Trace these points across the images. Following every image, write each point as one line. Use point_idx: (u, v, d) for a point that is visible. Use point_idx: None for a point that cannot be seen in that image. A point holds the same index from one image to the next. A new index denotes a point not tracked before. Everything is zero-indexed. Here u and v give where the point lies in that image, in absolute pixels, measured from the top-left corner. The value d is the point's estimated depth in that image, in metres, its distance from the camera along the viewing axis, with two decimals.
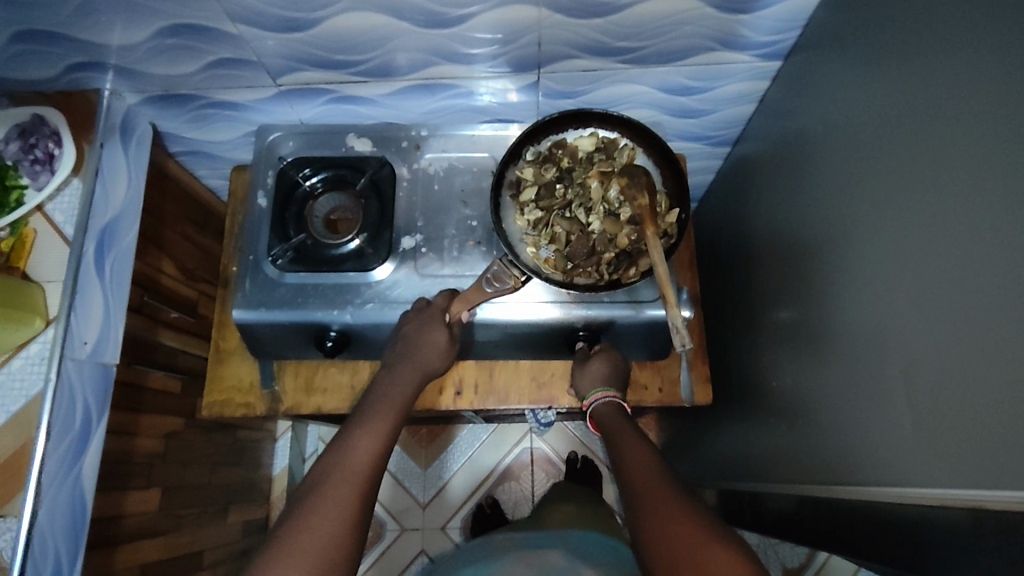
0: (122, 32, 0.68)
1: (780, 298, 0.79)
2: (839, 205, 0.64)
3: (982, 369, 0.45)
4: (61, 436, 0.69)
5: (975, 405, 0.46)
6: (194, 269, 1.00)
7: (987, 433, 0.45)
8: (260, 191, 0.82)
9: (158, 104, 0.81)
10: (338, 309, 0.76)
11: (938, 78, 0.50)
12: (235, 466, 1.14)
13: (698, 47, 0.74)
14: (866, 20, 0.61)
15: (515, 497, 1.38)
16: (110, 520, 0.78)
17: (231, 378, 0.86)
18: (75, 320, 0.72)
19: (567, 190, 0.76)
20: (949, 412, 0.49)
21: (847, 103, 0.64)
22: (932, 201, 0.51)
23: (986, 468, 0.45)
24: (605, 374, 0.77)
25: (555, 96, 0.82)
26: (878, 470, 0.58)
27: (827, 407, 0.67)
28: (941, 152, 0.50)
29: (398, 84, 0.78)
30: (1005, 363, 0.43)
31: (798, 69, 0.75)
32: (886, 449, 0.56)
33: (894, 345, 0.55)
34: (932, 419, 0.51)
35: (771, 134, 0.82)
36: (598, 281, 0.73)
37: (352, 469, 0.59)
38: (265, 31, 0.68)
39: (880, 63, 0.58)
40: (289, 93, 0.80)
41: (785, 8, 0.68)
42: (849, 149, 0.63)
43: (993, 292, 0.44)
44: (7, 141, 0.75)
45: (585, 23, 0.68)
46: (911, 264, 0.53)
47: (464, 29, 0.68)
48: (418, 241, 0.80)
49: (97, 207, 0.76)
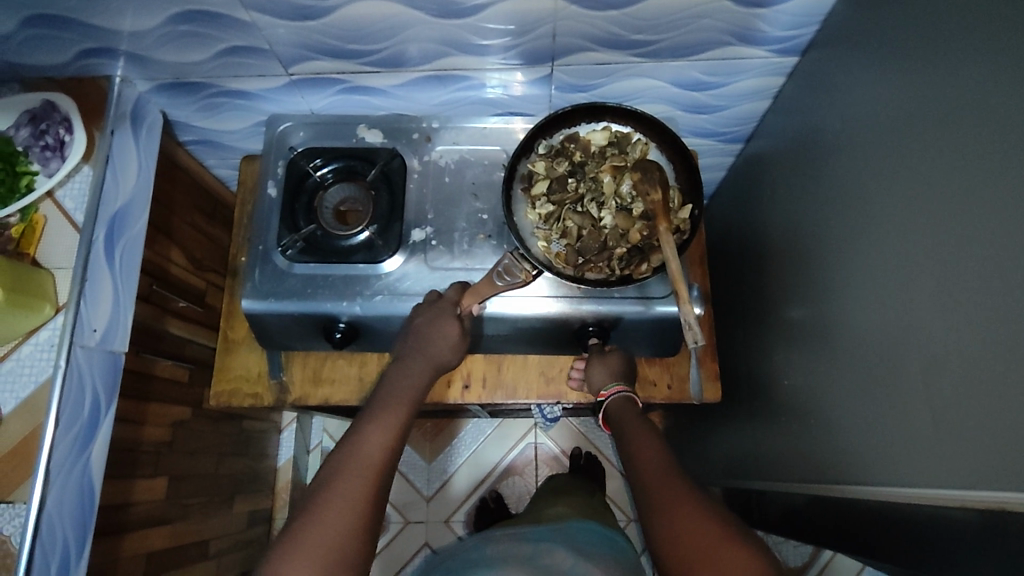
0: (133, 18, 0.67)
1: (792, 296, 0.78)
2: (855, 203, 0.64)
3: (999, 371, 0.45)
4: (70, 424, 0.68)
5: (991, 407, 0.45)
6: (203, 259, 1.00)
7: (1002, 435, 0.44)
8: (271, 181, 0.82)
9: (169, 92, 0.81)
10: (347, 300, 0.76)
11: (960, 75, 0.50)
12: (241, 456, 1.14)
13: (713, 41, 0.73)
14: (886, 15, 0.60)
15: (519, 492, 1.38)
16: (117, 509, 0.78)
17: (239, 368, 0.86)
18: (86, 308, 0.71)
19: (579, 184, 0.76)
20: (963, 413, 0.48)
21: (865, 99, 0.63)
22: (951, 199, 0.50)
23: (999, 470, 0.45)
24: (624, 369, 0.77)
25: (567, 89, 0.82)
26: (888, 470, 0.57)
27: (838, 407, 0.66)
28: (960, 149, 0.49)
29: (410, 75, 0.78)
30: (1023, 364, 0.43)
31: (815, 65, 0.74)
32: (897, 449, 0.56)
33: (908, 345, 0.55)
34: (945, 421, 0.50)
35: (786, 130, 0.81)
36: (609, 276, 0.73)
37: (364, 462, 0.59)
38: (277, 18, 0.67)
39: (899, 59, 0.58)
40: (300, 83, 0.80)
41: (804, 3, 0.68)
42: (865, 146, 0.62)
43: (1013, 293, 0.44)
44: (18, 127, 0.74)
45: (601, 15, 0.67)
46: (928, 263, 0.52)
47: (478, 20, 0.67)
48: (428, 234, 0.79)
49: (108, 194, 0.75)
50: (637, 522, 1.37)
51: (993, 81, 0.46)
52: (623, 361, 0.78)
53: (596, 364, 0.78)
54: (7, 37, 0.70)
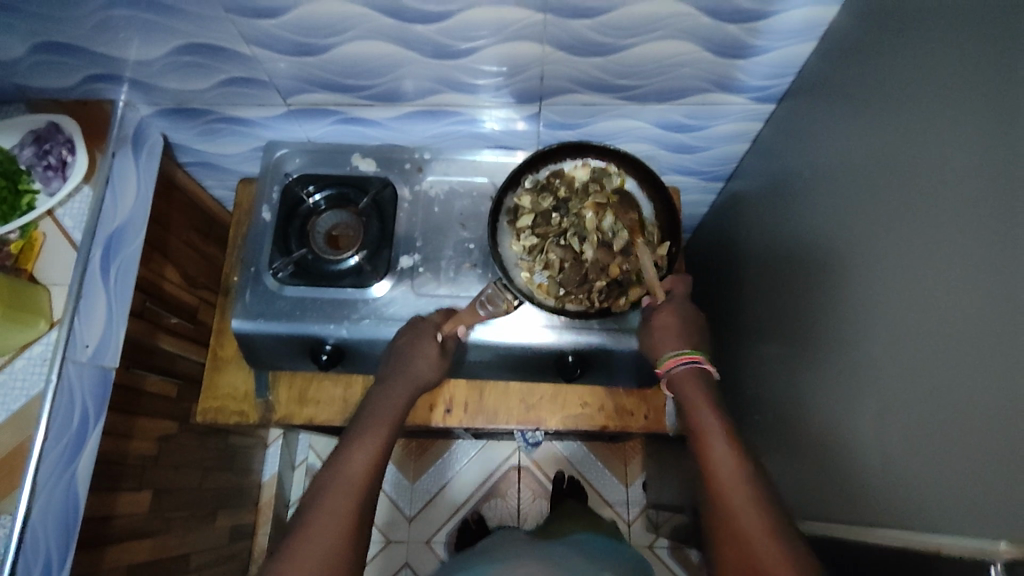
0: (140, 48, 0.70)
1: (766, 332, 0.81)
2: (823, 248, 0.66)
3: (966, 419, 0.45)
4: (59, 438, 0.70)
5: (957, 454, 0.46)
6: (196, 276, 1.02)
7: (968, 483, 0.45)
8: (265, 205, 0.84)
9: (170, 117, 0.84)
10: (335, 323, 0.78)
11: (928, 129, 0.52)
12: (226, 471, 1.15)
13: (694, 88, 0.76)
14: (856, 72, 0.63)
15: (501, 513, 1.39)
16: (99, 522, 0.80)
17: (227, 386, 0.87)
18: (78, 324, 0.73)
19: (563, 219, 0.78)
20: (931, 459, 0.49)
21: (835, 150, 0.66)
22: (912, 253, 0.52)
23: (964, 515, 0.45)
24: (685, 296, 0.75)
25: (555, 127, 0.85)
26: (859, 512, 0.58)
27: (808, 446, 0.68)
28: (921, 205, 0.52)
29: (405, 109, 0.81)
30: (984, 413, 0.44)
31: (790, 114, 0.77)
32: (866, 491, 0.57)
33: (866, 389, 0.57)
34: (913, 467, 0.51)
35: (763, 172, 0.85)
36: (588, 309, 0.75)
37: (345, 478, 0.61)
38: (279, 54, 0.70)
39: (868, 115, 0.60)
40: (299, 113, 0.83)
41: (778, 56, 0.71)
42: (835, 195, 0.65)
43: (977, 340, 0.45)
44: (22, 146, 0.76)
45: (587, 61, 0.70)
46: (887, 312, 0.55)
47: (471, 61, 0.70)
48: (416, 261, 0.82)
49: (106, 214, 0.77)
50: (653, 549, 1.37)
51: (956, 140, 0.49)
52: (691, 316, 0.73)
53: (663, 329, 0.72)
54: (17, 62, 0.73)
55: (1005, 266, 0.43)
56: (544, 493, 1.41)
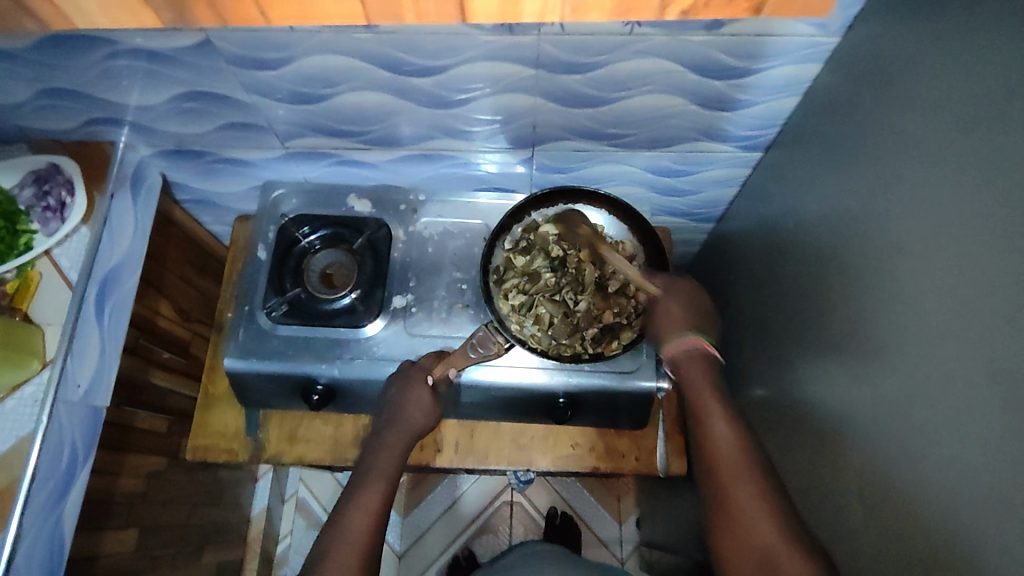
0: (141, 95, 0.72)
1: (758, 376, 0.82)
2: (812, 294, 0.68)
3: (956, 472, 0.46)
4: (46, 478, 0.70)
5: (950, 504, 0.47)
6: (190, 311, 1.03)
7: (962, 531, 0.46)
8: (261, 244, 0.85)
9: (169, 157, 0.86)
10: (327, 362, 0.78)
11: (908, 183, 0.53)
12: (214, 506, 1.14)
13: (683, 137, 0.78)
14: (837, 127, 0.65)
15: (492, 551, 1.38)
16: (86, 561, 0.79)
17: (217, 423, 0.87)
18: (72, 364, 0.74)
19: (557, 277, 0.79)
20: (929, 502, 0.49)
21: (819, 200, 0.67)
22: (894, 306, 0.54)
23: (958, 563, 0.46)
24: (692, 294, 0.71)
25: (548, 171, 0.87)
26: (857, 555, 0.58)
27: (804, 487, 0.68)
28: (902, 259, 0.53)
29: (400, 153, 0.83)
30: (970, 468, 0.45)
31: (777, 162, 0.79)
32: (864, 533, 0.57)
33: (857, 435, 0.58)
34: (912, 510, 0.51)
35: (751, 217, 0.86)
36: (581, 354, 0.76)
37: (350, 544, 0.62)
38: (278, 101, 0.72)
39: (850, 169, 0.62)
40: (296, 155, 0.85)
41: (763, 108, 0.73)
42: (821, 243, 0.67)
43: (975, 389, 0.45)
44: (22, 187, 0.77)
45: (579, 112, 0.72)
46: (873, 362, 0.56)
47: (465, 110, 0.72)
48: (409, 300, 0.83)
49: (103, 254, 0.78)
50: None
51: (935, 193, 0.50)
52: (696, 304, 0.70)
53: (662, 316, 0.69)
54: (20, 105, 0.75)
55: (991, 320, 0.44)
56: (536, 530, 1.40)
